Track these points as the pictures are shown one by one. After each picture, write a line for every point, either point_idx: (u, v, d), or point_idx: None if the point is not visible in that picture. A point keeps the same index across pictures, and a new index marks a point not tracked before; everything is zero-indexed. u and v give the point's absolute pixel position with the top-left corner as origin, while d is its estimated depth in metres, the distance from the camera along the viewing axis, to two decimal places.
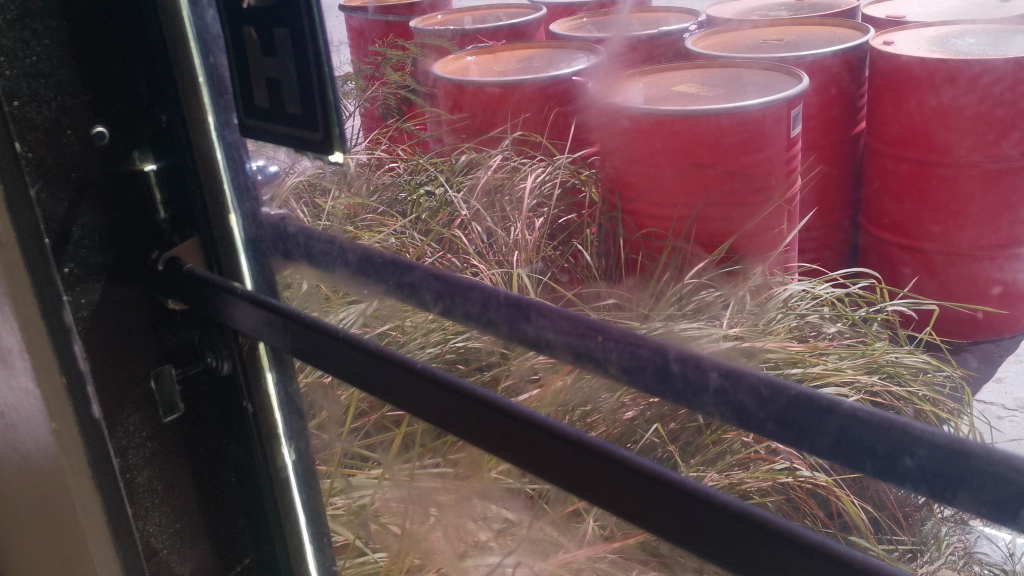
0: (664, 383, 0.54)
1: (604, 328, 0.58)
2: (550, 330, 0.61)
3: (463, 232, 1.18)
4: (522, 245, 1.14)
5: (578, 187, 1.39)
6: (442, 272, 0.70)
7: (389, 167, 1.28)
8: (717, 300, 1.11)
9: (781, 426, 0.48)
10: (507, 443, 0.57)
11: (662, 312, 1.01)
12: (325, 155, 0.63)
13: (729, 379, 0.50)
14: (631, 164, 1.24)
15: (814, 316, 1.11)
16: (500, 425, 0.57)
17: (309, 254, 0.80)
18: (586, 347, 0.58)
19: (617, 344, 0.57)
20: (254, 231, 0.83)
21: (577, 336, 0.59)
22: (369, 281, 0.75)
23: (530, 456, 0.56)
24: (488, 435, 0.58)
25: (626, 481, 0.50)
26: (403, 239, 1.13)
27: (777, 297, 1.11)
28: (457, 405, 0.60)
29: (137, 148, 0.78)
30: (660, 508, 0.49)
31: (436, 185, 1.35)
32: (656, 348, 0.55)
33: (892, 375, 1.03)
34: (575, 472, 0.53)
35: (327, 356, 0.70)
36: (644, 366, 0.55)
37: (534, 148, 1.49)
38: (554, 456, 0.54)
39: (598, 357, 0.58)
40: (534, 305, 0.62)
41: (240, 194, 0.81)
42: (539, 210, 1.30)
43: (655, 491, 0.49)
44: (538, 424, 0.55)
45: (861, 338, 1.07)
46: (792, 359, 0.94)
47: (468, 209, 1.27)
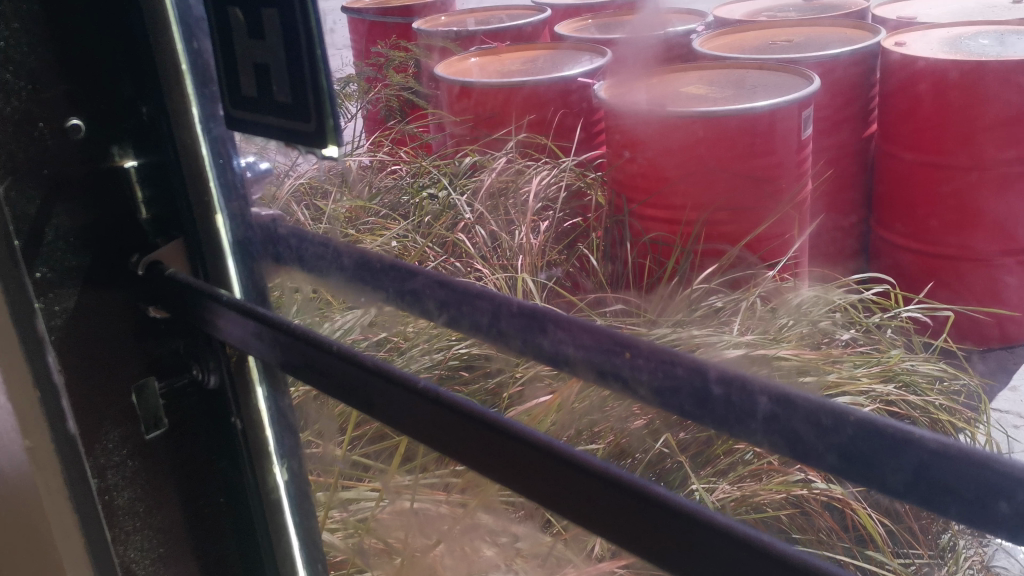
0: (700, 400, 0.51)
1: (634, 343, 0.55)
2: (570, 345, 0.58)
3: (468, 237, 1.18)
4: (526, 249, 1.15)
5: (583, 192, 1.40)
6: (446, 278, 0.67)
7: (391, 170, 1.30)
8: (727, 305, 1.13)
9: (844, 460, 0.44)
10: (510, 463, 0.55)
11: (670, 317, 1.03)
12: (318, 149, 0.60)
13: (780, 405, 0.47)
14: (668, 161, 1.21)
15: (827, 322, 1.08)
16: (504, 447, 0.54)
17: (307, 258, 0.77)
18: (611, 363, 0.56)
19: (647, 354, 0.54)
20: (241, 232, 0.80)
21: (600, 351, 0.57)
22: (364, 289, 0.73)
23: (533, 477, 0.53)
24: (489, 456, 0.56)
25: (622, 502, 0.48)
26: (405, 242, 1.14)
27: (789, 304, 1.11)
28: (455, 424, 0.58)
29: (116, 143, 0.76)
30: (655, 531, 0.47)
31: (439, 188, 1.36)
32: (693, 363, 0.51)
33: (907, 383, 1.02)
34: (582, 496, 0.50)
35: (322, 370, 0.68)
36: (678, 385, 0.52)
37: (538, 151, 1.47)
38: (557, 480, 0.52)
39: (625, 376, 0.55)
40: (553, 315, 0.59)
41: (227, 190, 0.78)
42: (544, 214, 1.28)
43: (645, 513, 0.47)
44: (540, 444, 0.53)
45: (875, 346, 1.07)
46: (805, 367, 0.94)
47: (471, 213, 1.28)
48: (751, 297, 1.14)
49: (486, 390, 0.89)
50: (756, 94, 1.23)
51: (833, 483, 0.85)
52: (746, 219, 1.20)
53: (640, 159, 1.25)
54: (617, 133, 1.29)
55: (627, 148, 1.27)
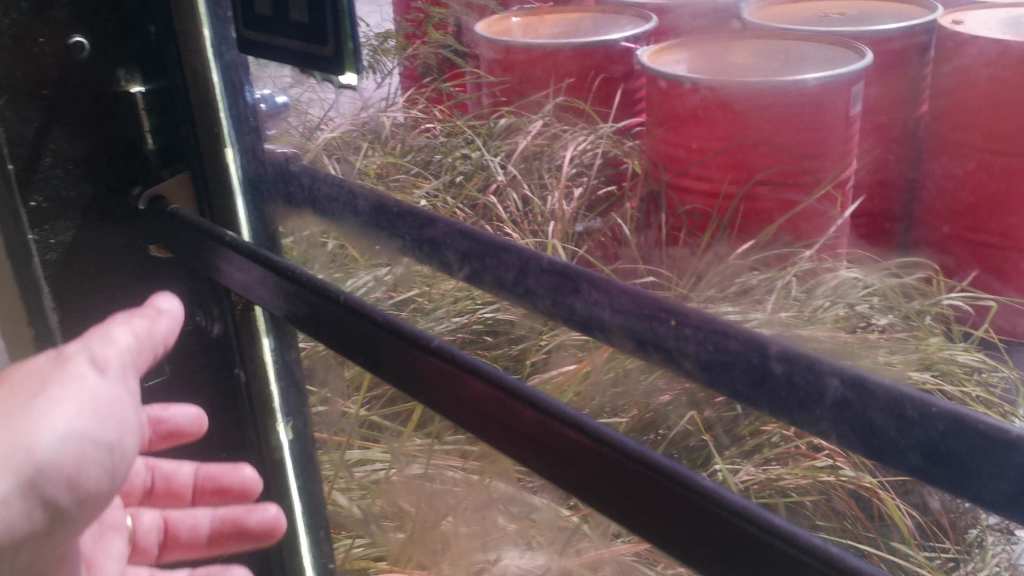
0: (755, 375, 0.54)
1: (680, 312, 0.58)
2: (607, 309, 0.62)
3: (498, 199, 1.22)
4: (557, 214, 1.20)
5: (620, 159, 1.38)
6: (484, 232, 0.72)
7: (424, 128, 1.32)
8: (762, 282, 1.11)
9: (926, 458, 0.46)
10: (537, 439, 0.57)
11: (702, 294, 1.03)
12: (331, 78, 0.70)
13: (853, 390, 0.49)
14: (721, 112, 1.12)
15: (864, 306, 1.06)
16: (534, 422, 0.57)
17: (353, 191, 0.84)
18: (653, 330, 0.59)
19: (733, 337, 0.55)
20: (254, 172, 0.93)
21: (639, 316, 0.60)
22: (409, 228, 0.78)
23: (557, 457, 0.56)
24: (515, 430, 0.59)
25: (570, 442, 0.55)
26: (434, 201, 1.16)
27: (826, 285, 1.09)
28: (488, 397, 0.60)
29: (122, 68, 0.90)
30: (617, 477, 0.52)
31: (472, 148, 1.34)
32: (741, 333, 0.55)
33: (944, 372, 1.02)
34: (610, 475, 0.53)
35: (361, 337, 0.70)
36: (723, 335, 0.55)
37: (576, 114, 1.41)
38: (584, 458, 0.54)
39: (667, 345, 0.59)
40: (654, 295, 0.60)
41: (236, 124, 0.91)
42: (579, 180, 1.30)
43: (612, 465, 0.53)
44: (571, 422, 0.55)
45: (914, 332, 1.04)
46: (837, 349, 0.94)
47: (504, 175, 1.30)
48: (788, 276, 1.11)
49: (510, 356, 0.88)
50: (805, 65, 1.16)
51: (862, 471, 0.82)
52: (789, 190, 1.15)
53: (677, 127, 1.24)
54: (666, 80, 1.21)
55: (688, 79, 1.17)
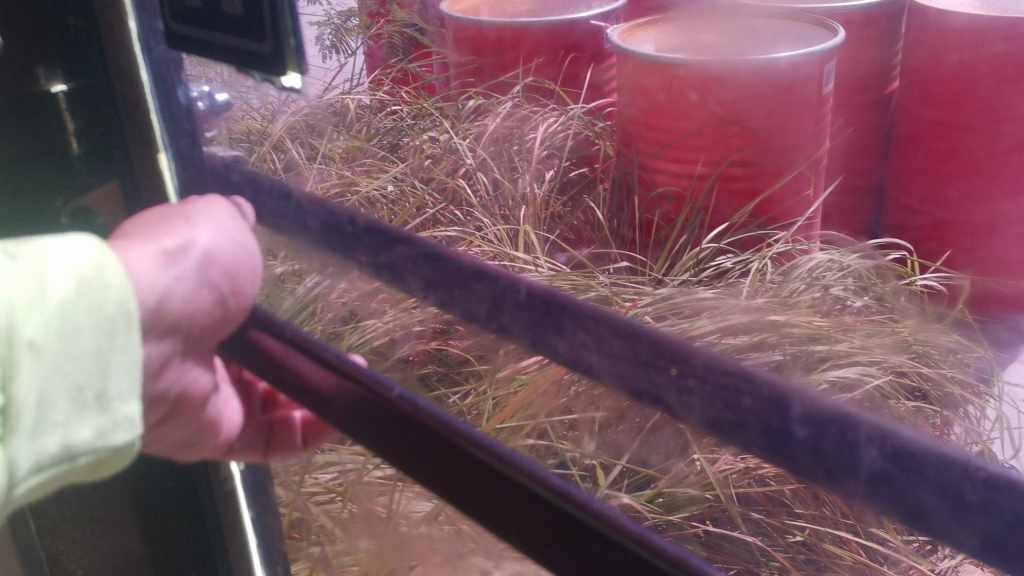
0: (774, 443, 0.40)
1: (684, 359, 0.45)
2: (594, 351, 0.49)
3: (468, 183, 1.20)
4: (529, 199, 1.18)
5: (591, 141, 1.34)
6: (453, 250, 0.59)
7: (390, 110, 1.23)
8: (736, 266, 1.12)
9: (986, 550, 0.33)
10: (474, 486, 0.47)
11: (676, 279, 1.05)
12: (271, 78, 0.57)
13: (898, 461, 0.36)
14: (719, 112, 1.11)
15: (839, 288, 1.06)
16: (470, 464, 0.47)
17: (313, 222, 0.66)
18: (649, 381, 0.46)
19: (745, 392, 0.41)
20: (189, 175, 0.79)
21: (637, 361, 0.47)
22: (370, 259, 0.63)
23: (496, 508, 0.46)
24: (448, 474, 0.49)
25: (395, 422, 0.51)
26: (403, 186, 1.14)
27: (801, 268, 1.11)
28: (419, 434, 0.50)
29: (43, 65, 0.81)
30: (443, 465, 0.49)
31: (441, 132, 1.30)
32: (759, 381, 0.41)
33: (921, 354, 0.97)
34: (550, 530, 0.43)
35: (295, 362, 0.59)
36: (729, 386, 0.42)
37: (545, 96, 1.39)
38: (526, 507, 0.44)
39: (665, 399, 0.45)
40: (650, 334, 0.47)
41: (176, 130, 0.77)
42: (548, 163, 1.27)
43: (426, 440, 0.49)
44: (516, 466, 0.45)
45: (890, 316, 1.02)
46: (813, 336, 0.94)
47: (474, 157, 1.27)
48: (763, 259, 1.13)
49: None
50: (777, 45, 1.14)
51: None
52: (763, 177, 1.16)
53: (642, 106, 1.21)
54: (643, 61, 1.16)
55: (694, 89, 1.12)
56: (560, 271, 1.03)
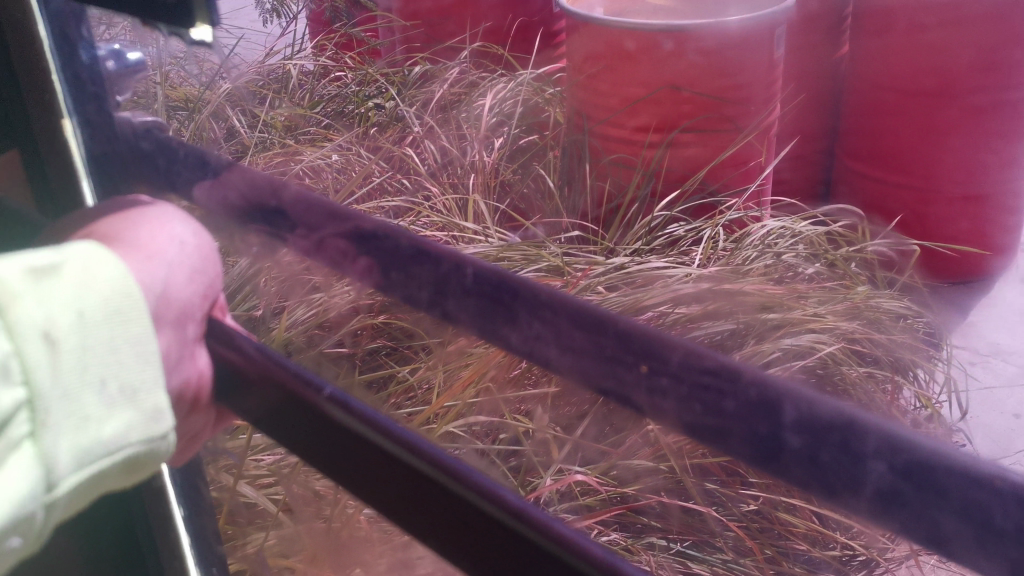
0: (764, 459, 0.25)
1: (657, 351, 0.28)
2: (551, 343, 0.32)
3: (415, 151, 1.16)
4: (479, 166, 1.16)
5: (541, 107, 1.31)
6: (330, 202, 0.41)
7: (335, 76, 1.28)
8: (688, 233, 1.10)
9: None
10: (312, 449, 0.33)
11: (628, 248, 1.05)
12: (177, 31, 0.34)
13: (915, 466, 0.22)
14: (672, 73, 1.09)
15: (791, 256, 1.05)
16: (307, 422, 0.32)
17: (207, 203, 0.45)
18: (613, 381, 0.29)
19: (727, 394, 0.25)
20: (100, 150, 0.53)
21: (597, 352, 0.30)
22: (259, 238, 0.45)
23: (345, 478, 0.31)
24: (280, 433, 0.34)
25: (261, 394, 0.34)
26: (348, 155, 1.11)
27: (753, 235, 1.08)
28: (243, 383, 0.35)
29: None
30: (265, 418, 0.34)
31: (387, 99, 1.25)
32: (747, 377, 0.25)
33: (871, 320, 0.98)
34: (415, 505, 0.29)
35: None
36: (710, 387, 0.26)
37: (494, 61, 1.37)
38: (379, 476, 0.30)
39: (630, 397, 0.29)
40: (619, 322, 0.30)
41: (78, 90, 0.51)
42: (499, 130, 1.25)
43: (300, 416, 0.32)
44: (368, 423, 0.30)
45: (841, 282, 1.03)
46: (766, 304, 0.93)
47: (421, 125, 1.22)
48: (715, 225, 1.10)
49: None
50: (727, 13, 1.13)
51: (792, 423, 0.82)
52: (708, 146, 1.14)
53: (594, 69, 1.17)
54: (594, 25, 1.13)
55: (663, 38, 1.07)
56: (510, 241, 1.00)
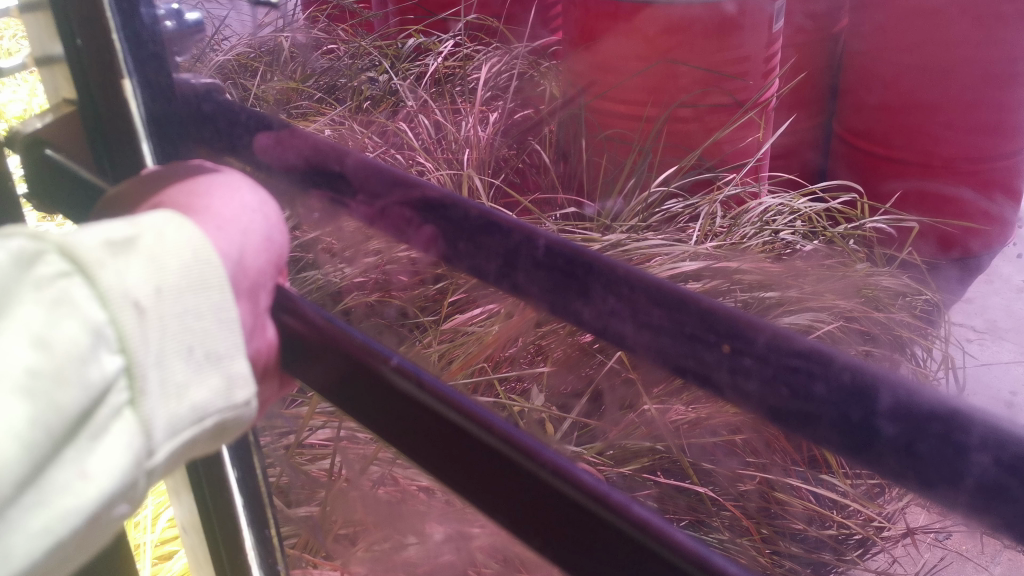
0: (851, 443, 0.29)
1: (740, 333, 0.33)
2: (629, 323, 0.36)
3: (409, 125, 1.14)
4: (473, 141, 1.14)
5: (536, 81, 1.28)
6: (428, 187, 0.46)
7: (326, 49, 1.25)
8: (686, 210, 1.09)
9: None
10: (407, 427, 0.37)
11: (625, 224, 1.04)
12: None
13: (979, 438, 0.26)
14: (675, 41, 1.09)
15: (789, 232, 1.04)
16: (405, 405, 0.37)
17: (266, 155, 0.51)
18: (692, 360, 0.34)
19: (817, 377, 0.30)
20: (158, 109, 0.55)
21: (680, 334, 0.34)
22: (318, 198, 0.51)
23: (433, 451, 0.36)
24: (377, 409, 0.38)
25: (336, 367, 0.40)
26: (341, 129, 1.09)
27: (751, 212, 1.08)
28: (342, 366, 0.39)
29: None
30: (364, 396, 0.39)
31: (380, 71, 1.25)
32: (836, 364, 0.30)
33: (870, 298, 0.99)
34: (493, 479, 0.34)
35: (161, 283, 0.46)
36: (799, 369, 0.31)
37: (489, 34, 1.36)
38: (464, 453, 0.35)
39: (708, 375, 0.34)
40: (697, 301, 0.34)
41: (136, 49, 0.53)
42: (494, 104, 1.24)
43: (395, 398, 0.37)
44: (461, 407, 0.35)
45: (841, 260, 1.03)
46: (766, 282, 0.93)
47: (415, 100, 1.20)
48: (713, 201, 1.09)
49: (428, 297, 0.83)
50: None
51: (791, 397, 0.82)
52: (706, 120, 1.14)
53: (593, 42, 1.16)
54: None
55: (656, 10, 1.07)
56: None
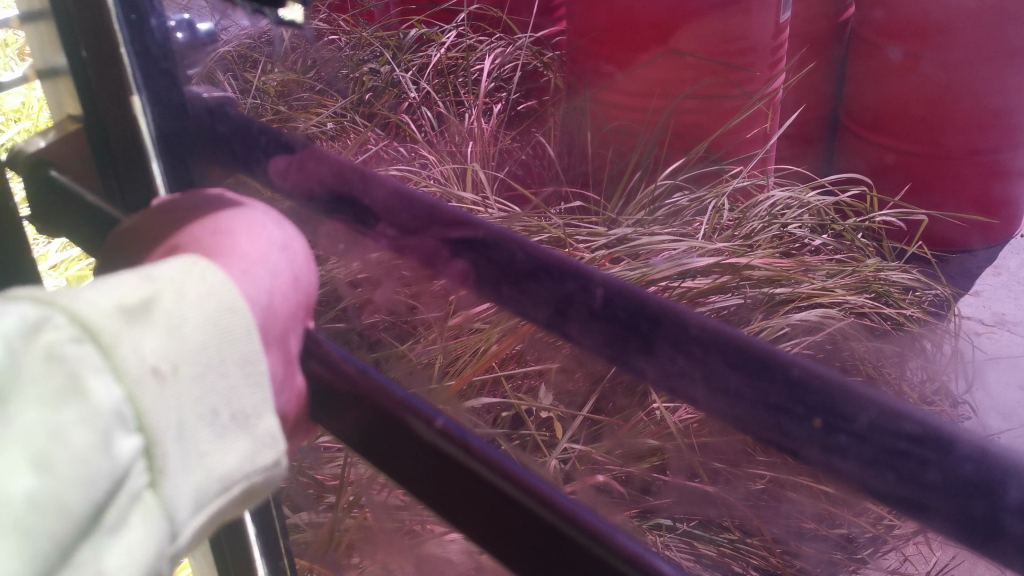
0: (969, 534, 0.25)
1: (843, 405, 0.27)
2: (701, 385, 0.30)
3: (413, 118, 1.12)
4: (476, 134, 1.12)
5: (540, 73, 1.29)
6: (440, 205, 0.40)
7: (328, 39, 1.20)
8: (692, 204, 1.06)
9: None
10: (459, 499, 0.34)
11: (631, 217, 1.03)
12: (263, 9, 0.41)
13: None
14: (671, 36, 1.08)
15: (798, 226, 1.04)
16: (456, 476, 0.33)
17: (284, 180, 0.45)
18: (782, 433, 0.28)
19: (932, 464, 0.25)
20: (169, 126, 0.50)
21: (768, 402, 0.29)
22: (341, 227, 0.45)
23: (485, 528, 0.33)
24: (424, 478, 0.35)
25: (360, 419, 0.37)
26: (343, 122, 1.08)
27: (760, 205, 1.05)
28: (386, 427, 0.35)
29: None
30: (411, 461, 0.35)
31: (382, 63, 1.23)
32: (958, 449, 0.25)
33: (880, 294, 0.98)
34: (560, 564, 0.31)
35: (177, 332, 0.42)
36: (912, 455, 0.26)
37: (492, 25, 1.34)
38: (522, 532, 0.32)
39: (794, 446, 0.28)
40: (789, 366, 0.29)
41: (146, 65, 0.49)
42: (498, 95, 1.23)
43: (439, 465, 0.34)
44: (514, 483, 0.32)
45: (851, 256, 1.03)
46: (775, 279, 0.92)
47: (417, 91, 1.18)
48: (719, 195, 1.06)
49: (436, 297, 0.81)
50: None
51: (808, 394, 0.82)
52: (714, 114, 1.13)
53: (598, 31, 1.14)
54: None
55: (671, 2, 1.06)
56: (511, 212, 0.97)
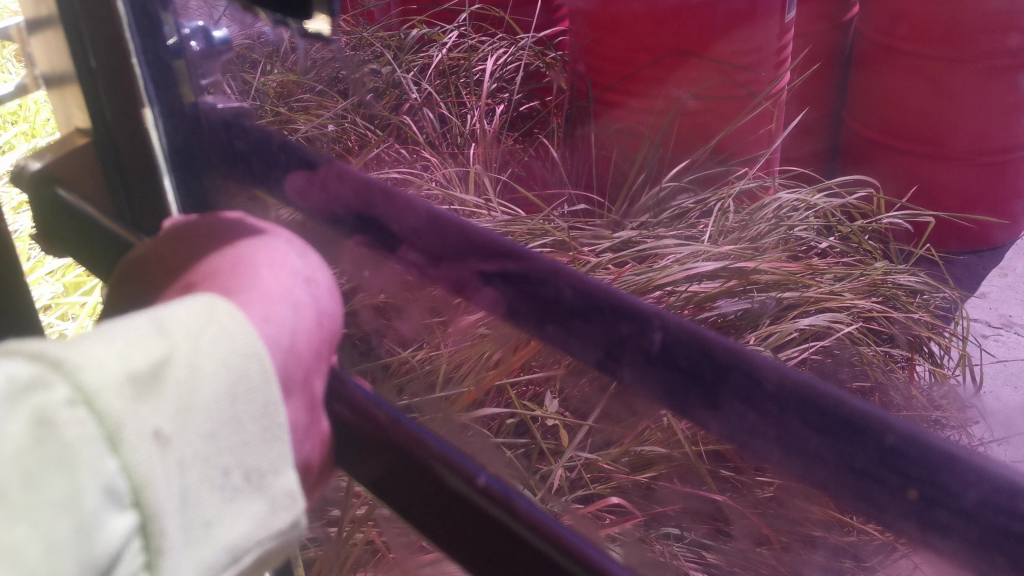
0: None
1: (942, 472, 0.25)
2: (780, 445, 0.28)
3: (414, 119, 1.10)
4: (478, 135, 1.10)
5: (541, 73, 1.27)
6: (469, 228, 0.38)
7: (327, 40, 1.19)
8: (697, 206, 1.05)
9: None
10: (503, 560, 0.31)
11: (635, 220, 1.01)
12: (286, 19, 0.35)
13: None
14: (679, 38, 1.07)
15: (804, 229, 1.02)
16: (501, 537, 0.31)
17: (304, 198, 0.44)
18: (874, 502, 0.26)
19: None
20: (181, 139, 0.47)
21: (854, 466, 0.26)
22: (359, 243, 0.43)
23: None
24: (464, 535, 0.32)
25: (391, 467, 0.34)
26: (343, 125, 1.07)
27: (767, 208, 1.03)
28: (421, 482, 0.33)
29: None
30: (448, 517, 0.33)
31: (382, 63, 1.21)
32: None
33: (888, 298, 0.97)
34: None
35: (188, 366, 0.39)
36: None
37: (494, 25, 1.32)
38: None
39: (885, 514, 0.26)
40: (876, 426, 0.26)
41: (159, 76, 0.45)
42: (500, 96, 1.21)
43: (477, 522, 0.31)
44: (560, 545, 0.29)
45: (859, 260, 1.02)
46: (784, 281, 0.89)
47: (419, 92, 1.17)
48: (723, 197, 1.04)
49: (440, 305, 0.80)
50: None
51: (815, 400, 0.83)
52: (719, 114, 1.12)
53: (601, 34, 1.13)
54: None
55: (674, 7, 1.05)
56: (515, 215, 0.96)
